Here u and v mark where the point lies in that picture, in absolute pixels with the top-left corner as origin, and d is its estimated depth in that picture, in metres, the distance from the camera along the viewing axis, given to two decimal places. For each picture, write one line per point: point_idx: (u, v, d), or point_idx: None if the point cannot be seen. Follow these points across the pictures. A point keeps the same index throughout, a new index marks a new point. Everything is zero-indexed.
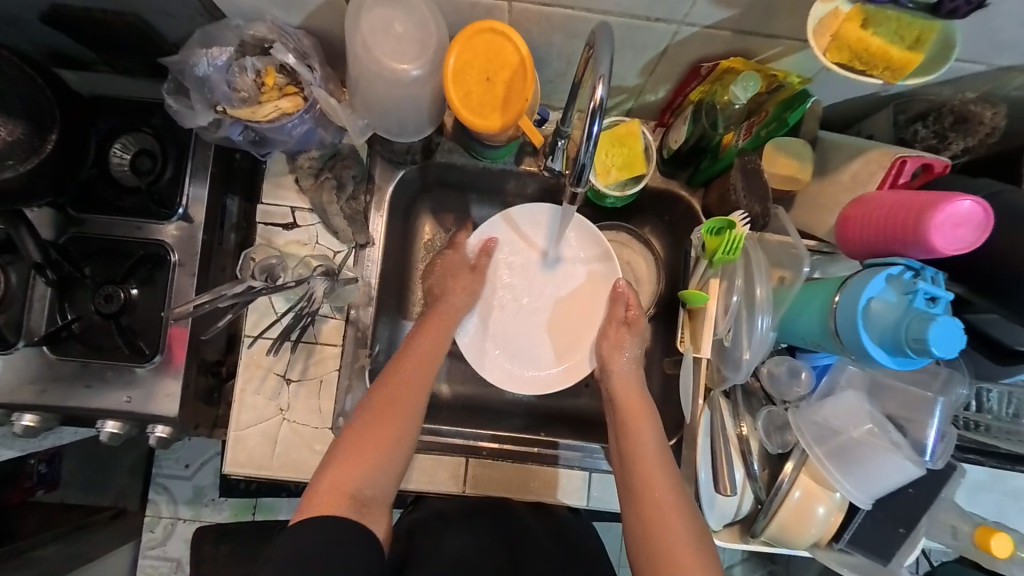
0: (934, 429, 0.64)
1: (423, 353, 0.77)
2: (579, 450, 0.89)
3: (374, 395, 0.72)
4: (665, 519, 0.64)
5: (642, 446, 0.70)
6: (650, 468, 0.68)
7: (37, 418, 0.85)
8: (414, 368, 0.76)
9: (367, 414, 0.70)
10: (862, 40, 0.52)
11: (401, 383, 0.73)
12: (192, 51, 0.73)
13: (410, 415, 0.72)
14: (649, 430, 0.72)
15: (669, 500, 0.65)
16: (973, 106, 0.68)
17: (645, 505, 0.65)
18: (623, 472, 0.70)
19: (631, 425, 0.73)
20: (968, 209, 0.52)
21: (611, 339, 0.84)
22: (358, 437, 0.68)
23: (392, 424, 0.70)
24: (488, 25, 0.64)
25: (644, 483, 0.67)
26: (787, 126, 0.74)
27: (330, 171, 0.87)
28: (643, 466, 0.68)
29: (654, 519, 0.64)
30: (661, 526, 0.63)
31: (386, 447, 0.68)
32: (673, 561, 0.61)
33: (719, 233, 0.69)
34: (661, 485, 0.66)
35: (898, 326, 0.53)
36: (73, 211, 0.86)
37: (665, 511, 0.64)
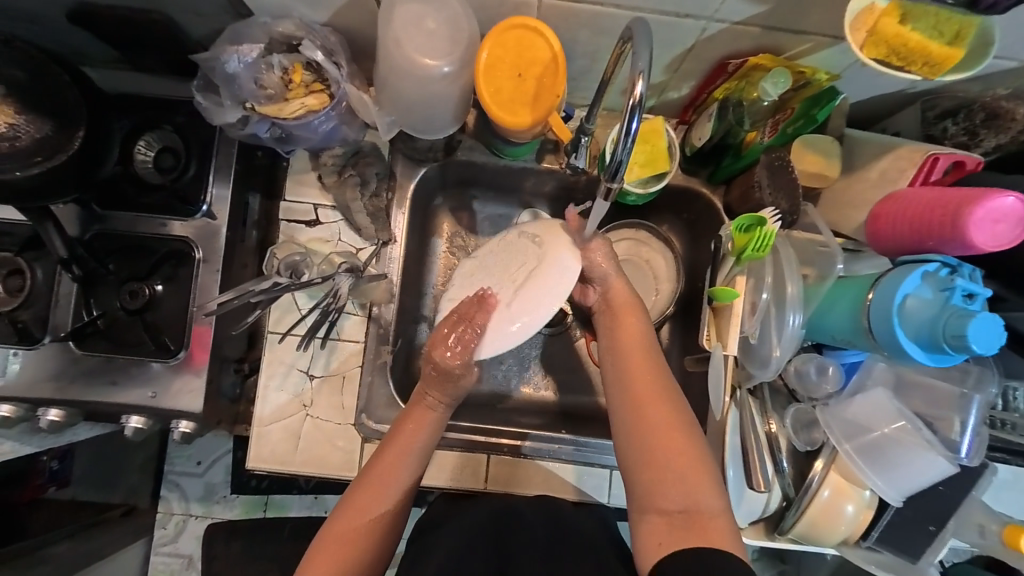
0: (969, 429, 0.63)
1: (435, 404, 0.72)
2: (582, 445, 0.89)
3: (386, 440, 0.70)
4: (651, 405, 0.65)
5: (631, 338, 0.71)
6: (639, 361, 0.69)
7: (62, 414, 0.84)
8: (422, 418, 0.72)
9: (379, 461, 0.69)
10: (900, 35, 0.52)
11: (401, 446, 0.69)
12: (222, 47, 0.74)
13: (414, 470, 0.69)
14: (639, 325, 0.73)
15: (656, 389, 0.66)
16: (1005, 103, 0.68)
17: (634, 395, 0.67)
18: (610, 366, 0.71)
19: (621, 322, 0.73)
20: (1010, 206, 0.52)
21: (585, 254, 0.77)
22: (370, 483, 0.67)
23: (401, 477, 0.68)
24: (519, 21, 0.64)
25: (634, 372, 0.68)
26: (815, 122, 0.73)
27: (353, 168, 0.87)
28: (632, 358, 0.69)
29: (642, 410, 0.65)
30: (649, 415, 0.65)
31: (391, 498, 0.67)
32: (664, 450, 0.62)
33: (748, 230, 0.68)
34: (649, 376, 0.68)
35: (934, 323, 0.53)
36: (99, 208, 0.87)
37: (654, 401, 0.65)
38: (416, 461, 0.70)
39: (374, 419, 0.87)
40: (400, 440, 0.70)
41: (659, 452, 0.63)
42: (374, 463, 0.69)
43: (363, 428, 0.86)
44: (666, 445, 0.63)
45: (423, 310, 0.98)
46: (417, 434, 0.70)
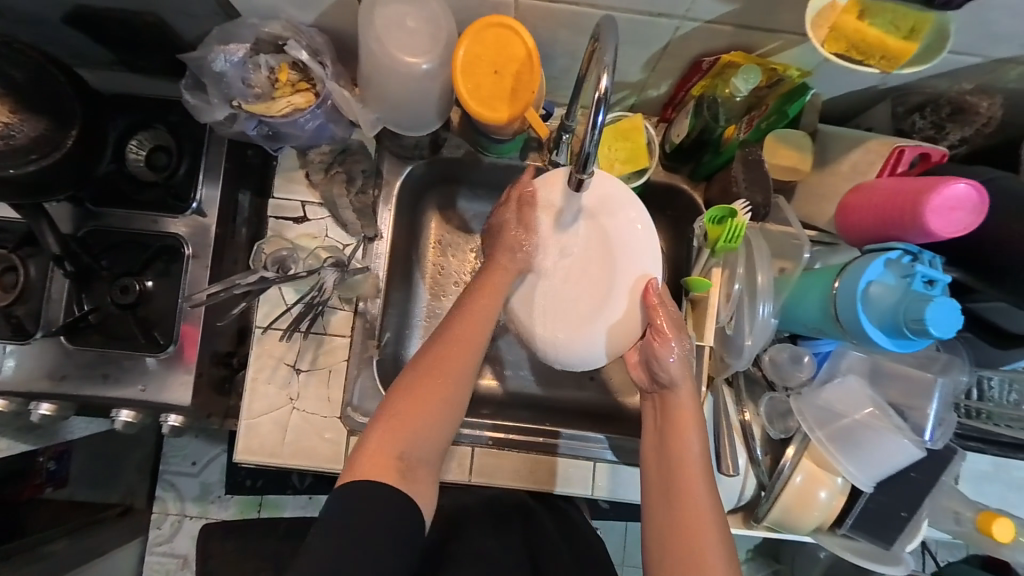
0: (933, 414, 0.65)
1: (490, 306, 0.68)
2: (573, 439, 0.89)
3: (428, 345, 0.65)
4: (700, 536, 0.57)
5: (685, 455, 0.62)
6: (693, 488, 0.60)
7: (55, 406, 0.86)
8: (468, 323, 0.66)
9: (416, 369, 0.63)
10: (861, 29, 0.54)
11: (456, 346, 0.64)
12: (211, 47, 0.76)
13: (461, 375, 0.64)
14: (695, 443, 0.63)
15: (709, 521, 0.58)
16: (969, 98, 0.71)
17: (680, 519, 0.59)
18: (655, 488, 0.63)
19: (677, 433, 0.64)
20: (963, 192, 0.54)
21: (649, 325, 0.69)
22: (412, 392, 0.61)
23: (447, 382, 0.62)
24: (496, 19, 0.66)
25: (682, 497, 0.60)
26: (787, 118, 0.76)
27: (340, 165, 0.90)
28: (684, 472, 0.61)
29: (688, 540, 0.57)
30: (694, 546, 0.57)
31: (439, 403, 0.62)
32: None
33: (721, 222, 0.70)
34: (700, 503, 0.59)
35: (897, 309, 0.54)
36: (93, 206, 0.89)
37: (702, 530, 0.57)
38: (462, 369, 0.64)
39: (362, 413, 0.87)
40: (454, 343, 0.64)
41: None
42: (422, 365, 0.63)
43: (350, 421, 0.86)
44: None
45: (412, 306, 0.99)
46: (474, 331, 0.66)
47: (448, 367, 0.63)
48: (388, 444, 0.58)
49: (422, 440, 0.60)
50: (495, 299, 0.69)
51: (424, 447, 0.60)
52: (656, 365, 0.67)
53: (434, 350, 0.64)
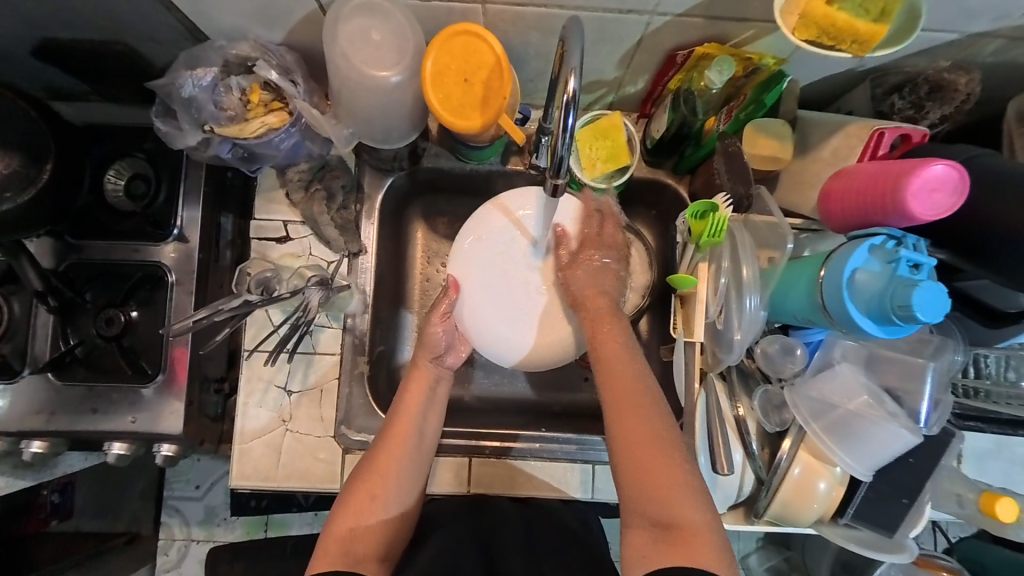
0: (926, 397, 0.65)
1: (417, 394, 0.76)
2: (572, 442, 0.90)
3: (378, 438, 0.73)
4: (630, 415, 0.62)
5: (614, 349, 0.68)
6: (619, 377, 0.65)
7: (46, 444, 0.86)
8: (406, 414, 0.74)
9: (369, 459, 0.71)
10: (829, 15, 0.53)
11: (393, 444, 0.71)
12: (179, 72, 0.75)
13: (410, 456, 0.72)
14: (617, 332, 0.70)
15: (645, 400, 0.63)
16: (947, 75, 0.70)
17: (614, 404, 0.63)
18: (596, 389, 0.67)
19: (603, 337, 0.70)
20: (942, 173, 0.53)
21: (578, 263, 0.80)
22: (366, 480, 0.69)
23: (397, 464, 0.71)
24: (462, 27, 0.65)
25: (615, 387, 0.65)
26: (765, 107, 0.75)
27: (320, 182, 0.88)
28: (612, 364, 0.67)
29: (628, 426, 0.61)
30: (625, 414, 0.62)
31: (390, 486, 0.70)
32: (641, 462, 0.59)
33: (703, 217, 0.71)
34: (630, 386, 0.64)
35: (883, 295, 0.53)
36: (73, 239, 0.87)
37: (635, 411, 0.62)
38: (408, 454, 0.72)
39: (354, 429, 0.87)
40: (391, 442, 0.72)
41: (642, 465, 0.59)
42: (366, 461, 0.71)
43: (344, 439, 0.86)
44: (643, 448, 0.60)
45: (402, 318, 0.98)
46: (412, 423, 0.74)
47: (391, 456, 0.71)
48: (343, 534, 0.66)
49: (373, 529, 0.67)
50: (430, 388, 0.78)
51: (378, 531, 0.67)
52: (571, 283, 0.79)
53: (375, 449, 0.72)
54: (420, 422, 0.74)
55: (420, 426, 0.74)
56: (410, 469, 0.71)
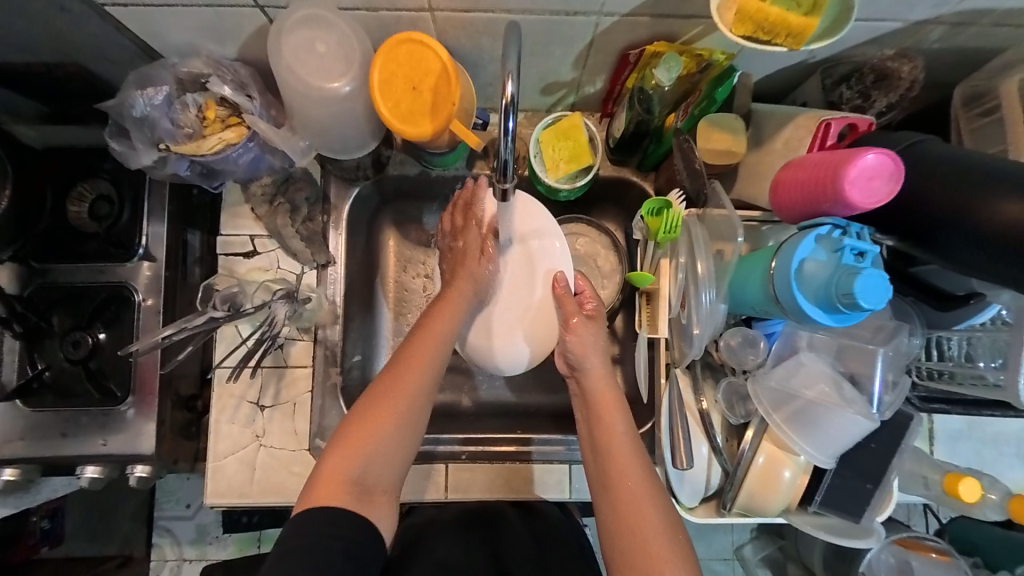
0: (880, 379, 0.66)
1: (441, 330, 0.73)
2: (561, 445, 0.91)
3: (384, 370, 0.69)
4: (635, 506, 0.64)
5: (617, 444, 0.69)
6: (624, 464, 0.67)
7: (18, 471, 0.85)
8: (420, 350, 0.71)
9: (370, 394, 0.67)
10: (762, 10, 0.53)
11: (406, 375, 0.68)
12: (131, 92, 0.75)
13: (420, 393, 0.68)
14: (621, 426, 0.71)
15: (648, 498, 0.64)
16: (891, 63, 0.71)
17: (617, 502, 0.65)
18: (598, 468, 0.69)
19: (606, 418, 0.71)
20: (877, 161, 0.54)
21: (578, 332, 0.79)
22: (366, 414, 0.66)
23: (404, 398, 0.67)
24: (408, 35, 0.65)
25: (618, 485, 0.66)
26: (717, 104, 0.75)
27: (284, 195, 0.89)
28: (618, 462, 0.67)
29: (630, 527, 0.63)
30: (626, 502, 0.64)
31: (395, 420, 0.66)
32: (640, 550, 0.61)
33: (658, 213, 0.72)
34: (634, 474, 0.66)
35: (829, 284, 0.54)
36: (37, 263, 0.87)
37: (637, 511, 0.64)
38: (419, 388, 0.68)
39: (328, 441, 0.88)
40: (399, 373, 0.68)
41: (643, 566, 0.61)
42: (372, 397, 0.67)
43: (318, 452, 0.86)
44: (645, 542, 0.62)
45: (376, 327, 0.98)
46: (427, 360, 0.70)
47: (403, 393, 0.67)
48: (341, 469, 0.63)
49: (380, 465, 0.65)
50: (451, 318, 0.75)
51: (384, 465, 0.65)
52: (572, 354, 0.79)
53: (385, 381, 0.68)
54: (431, 358, 0.70)
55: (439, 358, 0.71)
56: (421, 407, 0.68)
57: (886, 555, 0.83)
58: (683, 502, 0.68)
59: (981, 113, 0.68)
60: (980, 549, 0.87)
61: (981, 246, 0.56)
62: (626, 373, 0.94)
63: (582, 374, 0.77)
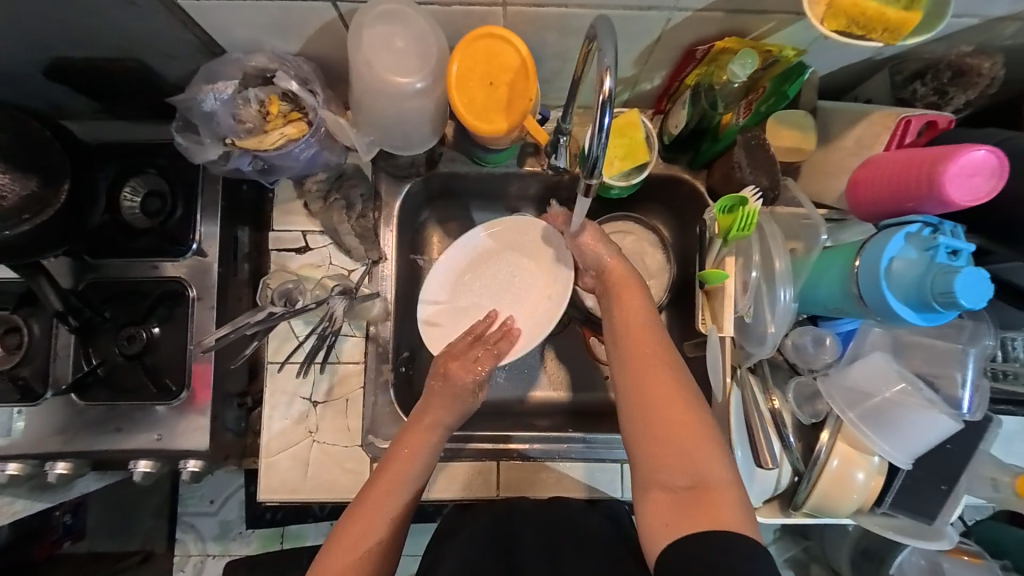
0: (967, 384, 0.64)
1: (409, 457, 0.70)
2: (580, 442, 0.89)
3: (356, 502, 0.67)
4: (655, 375, 0.65)
5: (635, 318, 0.70)
6: (642, 340, 0.68)
7: (69, 466, 0.84)
8: (387, 481, 0.68)
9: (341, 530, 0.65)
10: (858, 4, 0.53)
11: (375, 507, 0.66)
12: (199, 87, 0.75)
13: (392, 524, 0.66)
14: (640, 304, 0.72)
15: (666, 364, 0.65)
16: (970, 60, 0.70)
17: (635, 372, 0.66)
18: (614, 344, 0.70)
19: (625, 299, 0.72)
20: (982, 159, 0.53)
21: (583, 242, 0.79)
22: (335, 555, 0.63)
23: (376, 533, 0.64)
24: (485, 31, 0.65)
25: (635, 348, 0.68)
26: (787, 99, 0.74)
27: (338, 191, 0.89)
28: (634, 329, 0.69)
29: (647, 389, 0.64)
30: (645, 370, 0.65)
31: (368, 559, 0.63)
32: (664, 428, 0.61)
33: (731, 211, 0.70)
34: (651, 346, 0.67)
35: (923, 283, 0.53)
36: (91, 259, 0.87)
37: (658, 379, 0.64)
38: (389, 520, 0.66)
39: (381, 438, 0.87)
40: (369, 509, 0.66)
41: (662, 431, 0.61)
42: (343, 534, 0.64)
43: (370, 449, 0.86)
44: (668, 417, 0.62)
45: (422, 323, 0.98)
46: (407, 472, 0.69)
47: (380, 511, 0.66)
48: None
49: None
50: (419, 451, 0.71)
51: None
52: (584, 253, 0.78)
53: (356, 514, 0.66)
54: (401, 491, 0.68)
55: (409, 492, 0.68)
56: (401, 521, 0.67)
57: (918, 557, 0.87)
58: (753, 502, 0.68)
59: None
60: (1010, 552, 0.87)
61: None
62: None
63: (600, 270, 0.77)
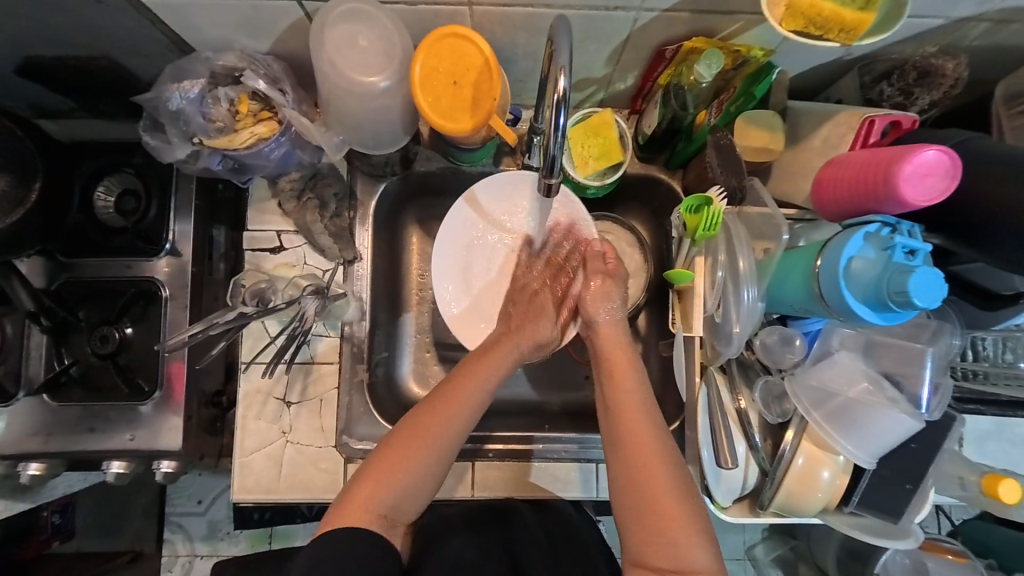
0: (927, 381, 0.65)
1: (489, 366, 0.72)
2: (573, 443, 0.90)
3: (424, 401, 0.69)
4: (648, 468, 0.64)
5: (627, 398, 0.69)
6: (637, 423, 0.67)
7: (43, 466, 0.84)
8: (460, 385, 0.70)
9: (406, 424, 0.67)
10: (816, 5, 0.52)
11: (447, 406, 0.68)
12: (165, 86, 0.75)
13: (457, 429, 0.67)
14: (633, 380, 0.71)
15: (663, 466, 0.63)
16: (934, 60, 0.71)
17: (630, 463, 0.64)
18: (606, 423, 0.69)
19: (618, 375, 0.71)
20: (934, 159, 0.54)
21: (595, 289, 0.79)
22: (393, 447, 0.65)
23: (443, 427, 0.66)
24: (449, 30, 0.65)
25: (631, 445, 0.65)
26: (755, 99, 0.75)
27: (312, 191, 0.88)
28: (628, 419, 0.67)
29: (644, 491, 0.63)
30: (640, 459, 0.64)
31: (427, 452, 0.65)
32: (655, 520, 0.61)
33: (697, 211, 0.72)
34: (644, 431, 0.66)
35: (880, 282, 0.54)
36: (64, 258, 0.86)
37: (650, 472, 0.63)
38: (455, 423, 0.67)
39: (355, 438, 0.87)
40: (437, 406, 0.68)
41: (654, 522, 0.61)
42: (403, 432, 0.66)
43: (345, 448, 0.86)
44: (660, 511, 0.61)
45: (400, 322, 0.98)
46: (464, 405, 0.68)
47: (427, 441, 0.66)
48: (366, 500, 0.63)
49: (409, 498, 0.65)
50: (501, 362, 0.74)
51: (408, 500, 0.65)
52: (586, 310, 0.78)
53: (420, 411, 0.68)
54: (472, 396, 0.69)
55: (483, 396, 0.70)
56: (448, 451, 0.67)
57: (902, 556, 0.85)
58: (720, 501, 0.68)
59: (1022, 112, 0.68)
60: (995, 551, 0.88)
61: None
62: (650, 371, 0.94)
63: (593, 331, 0.77)
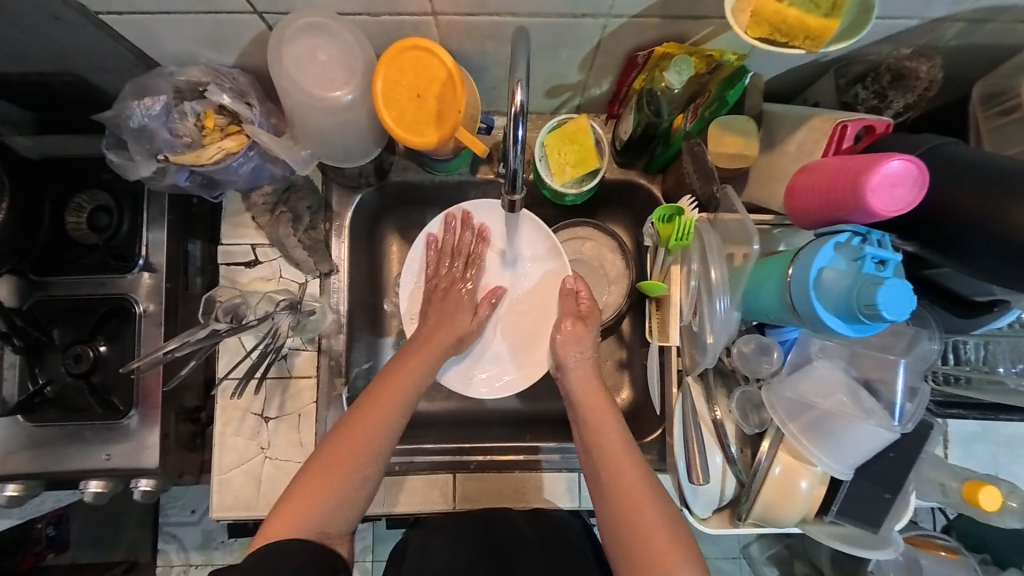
0: (902, 388, 0.65)
1: (410, 375, 0.74)
2: (557, 452, 0.89)
3: (351, 409, 0.70)
4: (638, 511, 0.63)
5: (610, 442, 0.69)
6: (624, 470, 0.66)
7: (21, 486, 0.84)
8: (384, 392, 0.71)
9: (338, 429, 0.68)
10: (779, 11, 0.51)
11: (374, 407, 0.69)
12: (128, 103, 0.74)
13: (383, 433, 0.68)
14: (613, 423, 0.71)
15: (647, 501, 0.63)
16: (909, 62, 0.70)
17: (618, 503, 0.64)
18: (592, 466, 0.69)
19: (595, 420, 0.72)
20: (901, 168, 0.53)
21: (568, 332, 0.82)
22: (324, 458, 0.65)
23: (371, 430, 0.67)
24: (411, 42, 0.64)
25: (614, 482, 0.66)
26: (729, 104, 0.74)
27: (286, 204, 0.86)
28: (612, 461, 0.67)
29: (634, 527, 0.62)
30: (627, 500, 0.64)
31: (360, 457, 0.66)
32: (647, 559, 0.60)
33: (670, 220, 0.71)
34: (630, 474, 0.66)
35: (850, 293, 0.53)
36: (36, 276, 0.85)
37: (639, 513, 0.63)
38: (381, 428, 0.68)
39: None
40: (362, 413, 0.69)
41: (647, 560, 0.60)
42: (332, 439, 0.67)
43: None
44: (653, 551, 0.60)
45: (381, 332, 0.97)
46: (379, 420, 0.68)
47: (351, 452, 0.66)
48: (297, 512, 0.62)
49: (339, 506, 0.64)
50: (422, 367, 0.76)
51: (340, 516, 0.64)
52: (562, 354, 0.81)
53: (352, 418, 0.69)
54: (396, 402, 0.71)
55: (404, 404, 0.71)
56: (373, 466, 0.67)
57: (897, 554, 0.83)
58: (698, 513, 0.67)
59: (1000, 112, 0.66)
60: (991, 546, 0.87)
61: (1000, 254, 0.54)
62: (634, 378, 0.93)
63: (563, 373, 0.80)
